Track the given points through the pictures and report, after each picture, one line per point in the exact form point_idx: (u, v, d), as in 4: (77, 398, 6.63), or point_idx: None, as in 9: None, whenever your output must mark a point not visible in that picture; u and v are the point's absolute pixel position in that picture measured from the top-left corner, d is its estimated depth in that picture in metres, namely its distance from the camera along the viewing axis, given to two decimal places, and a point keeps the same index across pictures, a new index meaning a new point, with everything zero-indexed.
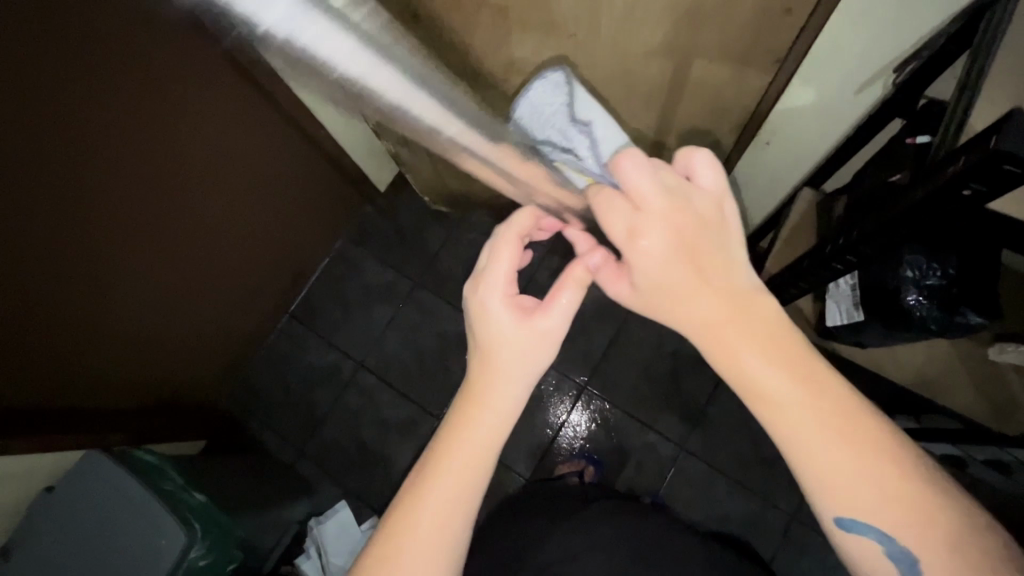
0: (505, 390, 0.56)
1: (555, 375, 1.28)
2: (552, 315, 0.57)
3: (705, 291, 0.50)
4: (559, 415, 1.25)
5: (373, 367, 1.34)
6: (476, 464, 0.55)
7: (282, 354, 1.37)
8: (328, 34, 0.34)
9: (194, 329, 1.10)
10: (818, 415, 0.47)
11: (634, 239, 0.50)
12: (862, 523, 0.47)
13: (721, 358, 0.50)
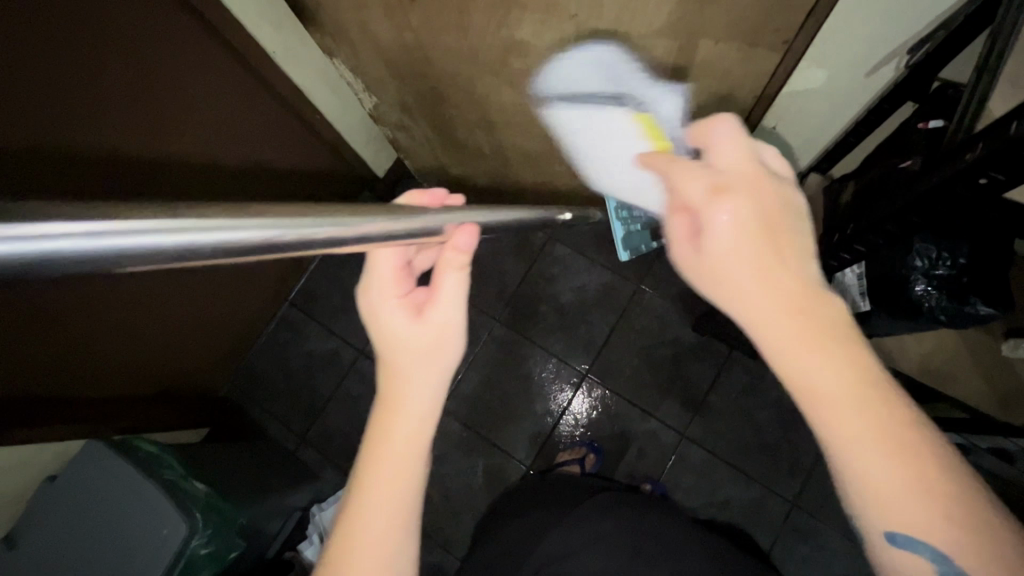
0: (420, 392, 0.55)
1: (556, 363, 1.27)
2: (442, 306, 0.56)
3: (776, 263, 0.46)
4: (560, 403, 1.25)
5: (374, 355, 1.34)
6: (401, 465, 0.54)
7: (282, 342, 1.36)
8: (171, 237, 0.28)
9: (202, 318, 1.11)
10: (871, 425, 0.41)
11: (710, 200, 0.47)
12: (917, 544, 0.40)
13: (775, 349, 0.45)
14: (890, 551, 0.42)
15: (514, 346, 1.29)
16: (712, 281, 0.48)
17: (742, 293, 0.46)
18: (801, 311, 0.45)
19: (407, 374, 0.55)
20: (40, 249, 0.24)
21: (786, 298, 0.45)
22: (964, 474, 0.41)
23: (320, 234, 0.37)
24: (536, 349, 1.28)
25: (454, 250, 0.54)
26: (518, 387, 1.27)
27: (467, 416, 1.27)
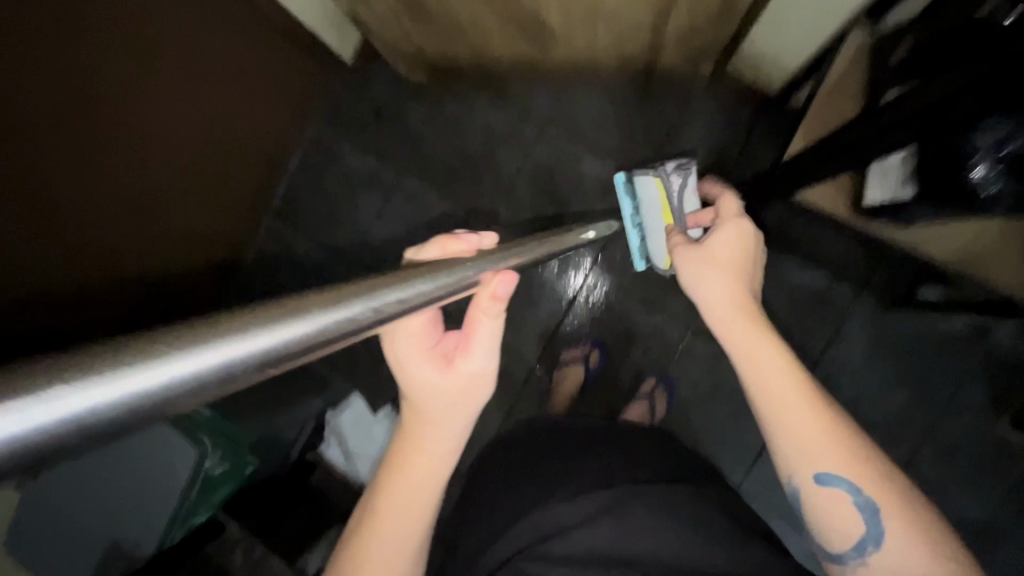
0: (443, 434, 0.71)
1: (557, 265, 1.20)
2: (475, 358, 0.70)
3: (735, 278, 0.71)
4: (563, 302, 1.21)
5: (367, 264, 1.28)
6: (426, 485, 0.71)
7: (272, 258, 1.31)
8: (257, 345, 0.26)
9: (193, 245, 1.05)
10: (802, 387, 0.63)
11: (722, 225, 0.76)
12: (840, 482, 0.60)
13: (726, 323, 0.69)
14: (820, 494, 0.61)
15: (512, 251, 1.22)
16: (692, 274, 0.73)
17: (710, 287, 0.71)
18: (751, 315, 0.68)
19: (435, 420, 0.70)
20: (122, 394, 0.21)
21: (742, 300, 0.70)
22: (864, 442, 0.62)
23: (391, 309, 0.36)
24: (535, 252, 1.21)
25: (494, 296, 0.67)
26: (519, 292, 1.22)
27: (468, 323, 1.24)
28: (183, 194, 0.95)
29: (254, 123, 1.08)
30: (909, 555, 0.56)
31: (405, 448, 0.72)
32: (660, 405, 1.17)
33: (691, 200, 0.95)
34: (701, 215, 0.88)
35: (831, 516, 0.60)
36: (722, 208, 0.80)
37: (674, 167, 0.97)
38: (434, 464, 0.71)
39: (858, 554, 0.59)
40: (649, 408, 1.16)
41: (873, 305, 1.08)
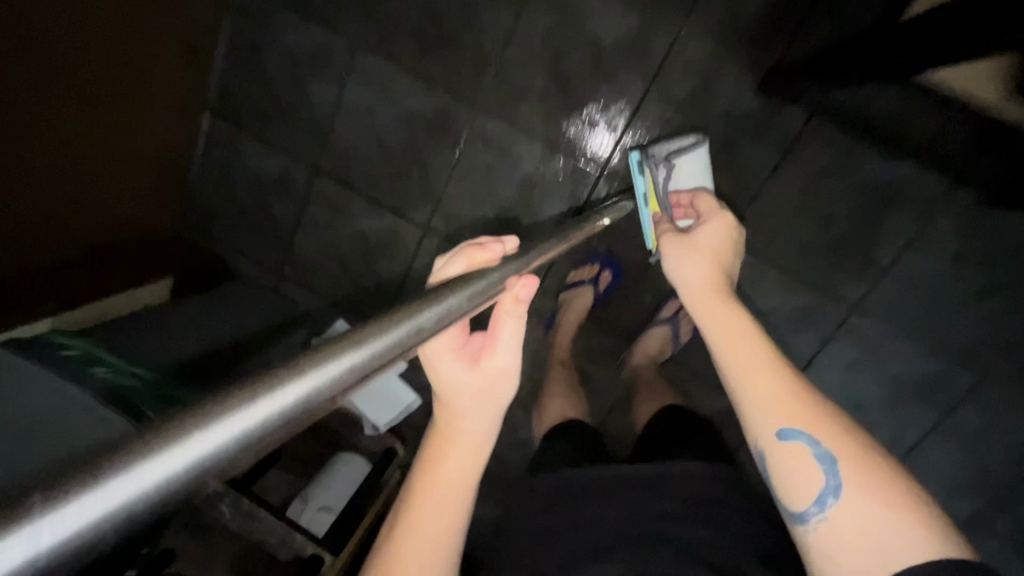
0: (476, 426, 0.61)
1: (566, 162, 0.96)
2: (499, 355, 0.60)
3: (704, 261, 0.73)
4: (572, 210, 0.99)
5: (331, 171, 1.05)
6: (464, 480, 0.61)
7: (222, 165, 1.10)
8: (159, 474, 0.21)
9: (114, 169, 0.88)
10: (778, 383, 0.59)
11: (709, 220, 0.78)
12: (798, 435, 0.56)
13: (701, 309, 0.69)
14: (780, 450, 0.56)
15: (507, 146, 0.97)
16: (674, 248, 0.76)
17: (689, 272, 0.73)
18: (722, 292, 0.69)
19: (469, 416, 0.61)
20: (97, 510, 0.20)
21: (735, 325, 0.65)
22: (820, 407, 0.58)
23: (400, 349, 0.34)
24: (536, 146, 0.96)
25: (515, 298, 0.57)
26: (518, 198, 0.99)
27: (459, 235, 1.04)
28: (91, 135, 0.79)
29: (168, 25, 0.86)
30: (886, 531, 0.50)
31: (439, 439, 0.62)
32: (687, 325, 0.97)
33: (694, 176, 0.88)
34: (681, 195, 0.86)
35: (793, 473, 0.55)
36: (695, 201, 0.83)
37: (671, 152, 0.89)
38: (475, 451, 0.62)
39: (819, 508, 0.53)
40: (675, 331, 0.97)
41: (968, 203, 0.85)
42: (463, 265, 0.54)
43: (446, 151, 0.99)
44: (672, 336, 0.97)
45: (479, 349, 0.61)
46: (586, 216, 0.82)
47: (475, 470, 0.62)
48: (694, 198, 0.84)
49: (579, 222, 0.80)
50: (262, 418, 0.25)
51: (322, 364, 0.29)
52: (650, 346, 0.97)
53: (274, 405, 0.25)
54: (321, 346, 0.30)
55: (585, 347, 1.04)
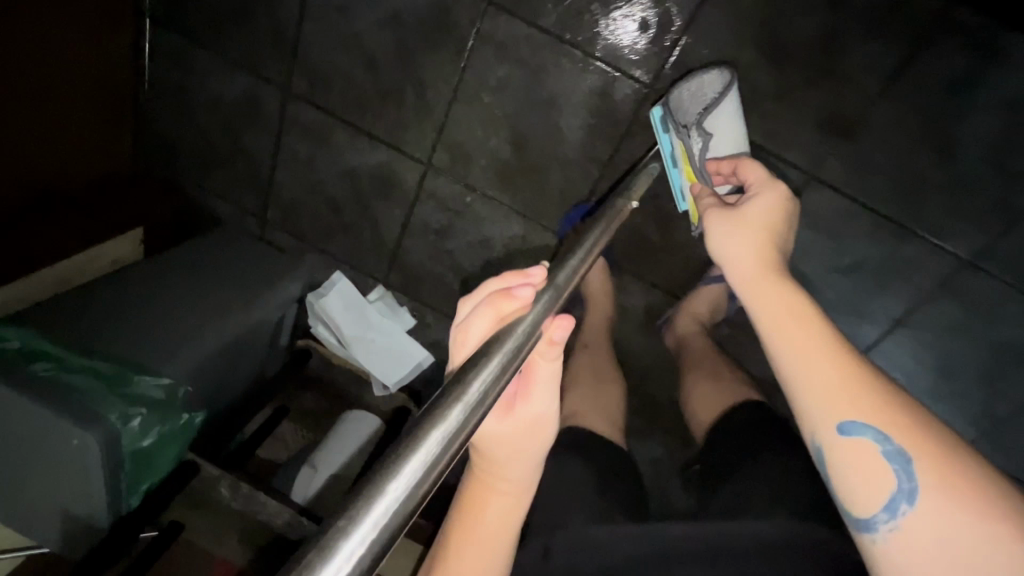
0: (517, 472, 0.51)
1: (602, 75, 0.73)
2: (538, 400, 0.48)
3: (754, 241, 0.55)
4: (609, 139, 0.77)
5: (306, 93, 0.84)
6: (502, 535, 0.51)
7: (176, 87, 0.90)
8: None
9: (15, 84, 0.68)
10: (834, 362, 0.46)
11: (759, 189, 0.59)
12: (863, 429, 0.43)
13: (750, 293, 0.52)
14: (838, 446, 0.44)
15: (525, 53, 0.74)
16: (720, 231, 0.57)
17: (732, 246, 0.55)
18: (778, 277, 0.52)
19: (508, 463, 0.50)
20: None
21: (791, 307, 0.49)
22: (891, 392, 0.45)
23: (468, 424, 0.34)
24: (562, 53, 0.73)
25: (548, 342, 0.47)
26: (540, 124, 0.78)
27: (466, 172, 0.84)
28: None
29: None
30: (981, 552, 0.38)
31: (476, 484, 0.52)
32: None
33: (727, 133, 0.69)
34: (719, 164, 0.67)
35: (856, 474, 0.44)
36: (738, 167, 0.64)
37: (702, 110, 0.69)
38: (513, 499, 0.52)
39: (889, 516, 0.41)
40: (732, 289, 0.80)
41: None
42: (489, 320, 0.42)
43: (446, 63, 0.77)
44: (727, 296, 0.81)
45: (510, 395, 0.49)
46: (614, 203, 0.63)
47: (518, 518, 0.52)
48: (736, 164, 0.64)
49: (611, 208, 0.62)
50: (356, 553, 0.26)
51: (398, 473, 0.30)
52: (699, 308, 0.82)
53: (360, 537, 0.27)
54: (393, 455, 0.30)
55: (620, 303, 0.88)
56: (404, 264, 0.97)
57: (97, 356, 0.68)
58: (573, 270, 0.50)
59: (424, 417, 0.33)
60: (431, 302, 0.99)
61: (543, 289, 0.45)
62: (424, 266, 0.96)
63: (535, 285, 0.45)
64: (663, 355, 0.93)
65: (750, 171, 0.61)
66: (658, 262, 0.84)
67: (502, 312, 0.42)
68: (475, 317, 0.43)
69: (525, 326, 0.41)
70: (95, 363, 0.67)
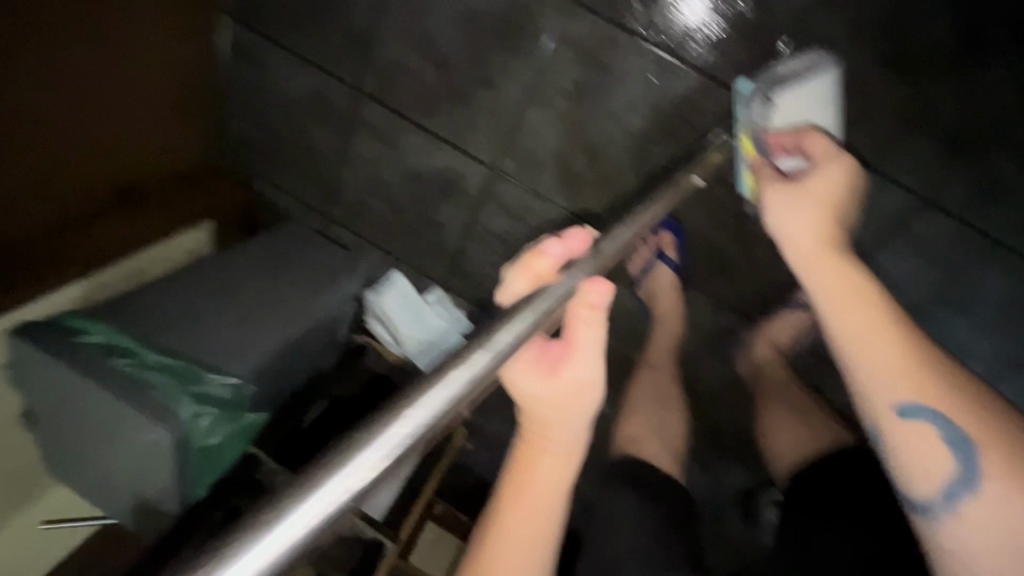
0: (562, 432, 0.48)
1: (689, 82, 0.68)
2: (583, 360, 0.46)
3: (813, 216, 0.53)
4: (693, 149, 0.72)
5: (376, 94, 0.83)
6: (551, 500, 0.48)
7: (248, 85, 0.90)
8: None
9: (99, 81, 0.71)
10: (892, 347, 0.47)
11: (824, 161, 0.57)
12: (924, 413, 0.45)
13: (807, 271, 0.52)
14: (897, 429, 0.46)
15: (605, 57, 0.70)
16: (780, 204, 0.55)
17: (796, 223, 0.53)
18: (841, 254, 0.52)
19: (554, 422, 0.48)
20: None
21: (853, 286, 0.50)
22: (946, 371, 0.47)
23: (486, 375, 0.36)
24: (647, 57, 0.68)
25: (589, 308, 0.45)
26: (616, 131, 0.74)
27: (534, 179, 0.81)
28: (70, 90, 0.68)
29: None
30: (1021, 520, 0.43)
31: (522, 447, 0.50)
32: None
33: (804, 108, 0.62)
34: (780, 136, 0.61)
35: (917, 455, 0.46)
36: (803, 142, 0.60)
37: (777, 78, 0.62)
38: (562, 462, 0.49)
39: (949, 495, 0.45)
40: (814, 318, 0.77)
41: None
42: (525, 281, 0.45)
43: (521, 65, 0.73)
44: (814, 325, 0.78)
45: (554, 355, 0.47)
46: (674, 177, 0.63)
47: (566, 483, 0.49)
48: (799, 138, 0.60)
49: (672, 184, 0.61)
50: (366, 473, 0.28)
51: (429, 396, 0.32)
52: (779, 336, 0.79)
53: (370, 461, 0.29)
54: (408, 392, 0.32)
55: (688, 322, 0.83)
56: (464, 268, 0.95)
57: (173, 352, 0.71)
58: (618, 236, 0.50)
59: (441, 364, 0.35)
60: (489, 307, 0.98)
61: (583, 251, 0.47)
62: (484, 271, 0.94)
63: (574, 245, 0.47)
64: (731, 378, 0.87)
65: (813, 137, 0.59)
66: (734, 282, 0.78)
67: (537, 272, 0.45)
68: (511, 281, 0.46)
69: (559, 286, 0.43)
70: (168, 358, 0.69)
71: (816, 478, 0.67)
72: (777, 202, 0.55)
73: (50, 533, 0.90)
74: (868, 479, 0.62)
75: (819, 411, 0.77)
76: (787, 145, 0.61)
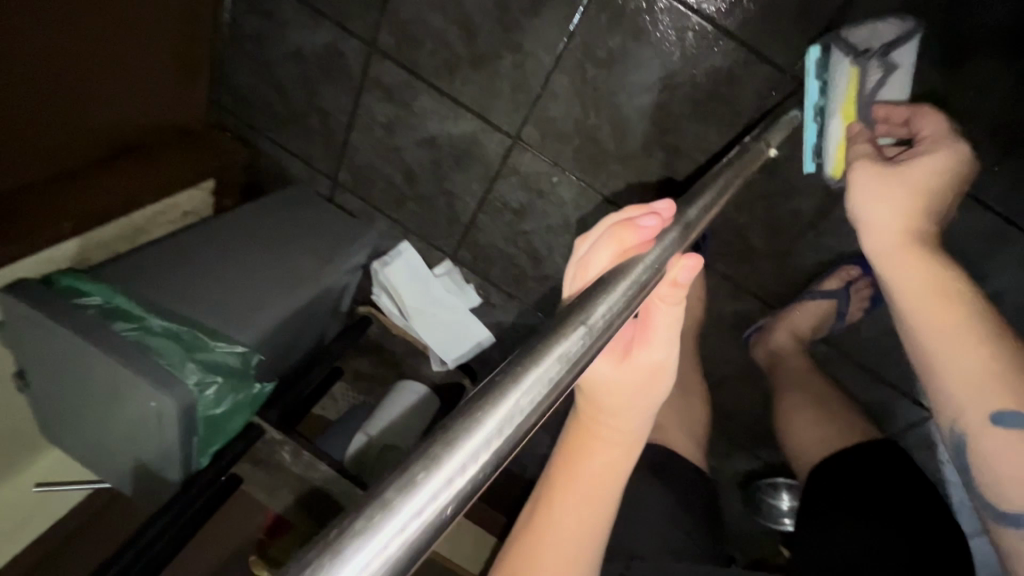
0: (628, 422, 0.48)
1: (730, 56, 0.65)
2: (657, 347, 0.44)
3: (903, 208, 0.51)
4: (727, 128, 0.69)
5: (393, 52, 0.78)
6: (609, 484, 0.49)
7: (253, 36, 0.84)
8: None
9: (98, 24, 0.66)
10: (981, 349, 0.45)
11: (931, 144, 0.53)
12: (1023, 421, 0.43)
13: (893, 269, 0.50)
14: (988, 435, 0.44)
15: (643, 25, 0.66)
16: (867, 194, 0.53)
17: (884, 215, 0.51)
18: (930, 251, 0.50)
19: (620, 412, 0.47)
20: None
21: (944, 289, 0.48)
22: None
23: (583, 358, 0.31)
24: (688, 26, 0.64)
25: (670, 285, 0.42)
26: (648, 106, 0.71)
27: (557, 152, 0.78)
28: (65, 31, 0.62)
29: None
30: None
31: (582, 432, 0.49)
32: (856, 303, 0.77)
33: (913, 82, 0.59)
34: (889, 109, 0.57)
35: (1009, 464, 0.44)
36: (912, 120, 0.56)
37: (889, 41, 0.59)
38: (625, 448, 0.49)
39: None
40: (838, 308, 0.77)
41: None
42: (612, 253, 0.40)
43: (551, 29, 0.69)
44: (834, 313, 0.78)
45: (627, 340, 0.45)
46: (750, 145, 0.57)
47: (624, 469, 0.50)
48: (910, 116, 0.56)
49: (751, 153, 0.55)
50: (461, 474, 0.24)
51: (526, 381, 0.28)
52: (800, 323, 0.79)
53: (468, 455, 0.24)
54: (500, 376, 0.28)
55: (705, 307, 0.82)
56: (477, 242, 0.92)
57: (178, 316, 0.68)
58: (705, 208, 0.47)
59: (533, 344, 0.30)
60: (500, 283, 0.95)
61: (670, 222, 0.43)
62: (497, 246, 0.91)
63: (660, 216, 0.43)
64: (743, 364, 0.87)
65: (918, 121, 0.55)
66: (756, 267, 0.77)
67: (626, 244, 0.40)
68: (594, 254, 0.41)
69: (651, 257, 0.38)
70: (171, 323, 0.66)
71: (836, 474, 0.66)
72: (865, 183, 0.53)
73: (42, 495, 0.88)
74: (890, 484, 0.62)
75: (834, 401, 0.76)
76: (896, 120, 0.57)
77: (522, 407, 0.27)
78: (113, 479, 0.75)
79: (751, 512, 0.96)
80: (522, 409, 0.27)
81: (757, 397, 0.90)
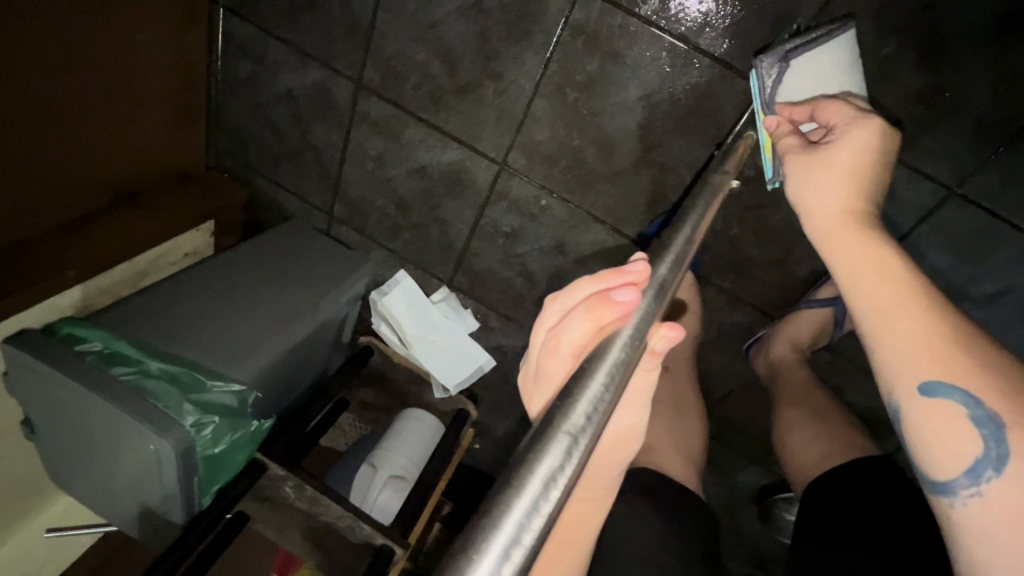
0: (601, 477, 0.51)
1: (706, 72, 0.66)
2: (629, 413, 0.47)
3: (833, 183, 0.52)
4: (709, 143, 0.70)
5: (379, 87, 0.80)
6: (580, 539, 0.52)
7: (246, 80, 0.87)
8: None
9: (93, 80, 0.68)
10: (912, 318, 0.44)
11: (845, 128, 0.53)
12: (949, 392, 0.42)
13: (830, 244, 0.51)
14: (918, 405, 0.43)
15: (619, 48, 0.67)
16: (793, 176, 0.54)
17: (815, 193, 0.53)
18: (861, 223, 0.50)
19: (595, 468, 0.50)
20: None
21: (875, 260, 0.48)
22: (984, 346, 0.43)
23: (574, 472, 0.27)
24: (663, 45, 0.65)
25: (649, 353, 0.42)
26: (629, 125, 0.71)
27: (545, 174, 0.79)
28: (64, 95, 0.65)
29: None
30: None
31: None
32: None
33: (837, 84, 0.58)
34: (792, 108, 0.58)
35: (939, 437, 0.43)
36: (818, 114, 0.56)
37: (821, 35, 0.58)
38: (591, 506, 0.52)
39: (971, 482, 0.41)
40: (836, 316, 0.76)
41: None
42: (586, 328, 0.38)
43: (530, 57, 0.70)
44: (831, 322, 0.77)
45: None
46: (708, 176, 0.56)
47: (600, 514, 0.53)
48: (816, 105, 0.57)
49: (709, 181, 0.55)
50: None
51: (506, 520, 0.24)
52: (798, 333, 0.78)
53: None
54: (483, 515, 0.24)
55: (702, 320, 0.81)
56: (470, 267, 0.93)
57: (178, 359, 0.69)
58: (678, 259, 0.43)
59: (514, 466, 0.26)
60: (497, 306, 0.95)
61: (646, 287, 0.39)
62: (492, 270, 0.91)
63: (637, 284, 0.39)
64: (747, 377, 0.85)
65: (835, 104, 0.55)
66: (751, 278, 0.76)
67: (602, 320, 0.37)
68: (568, 323, 0.39)
69: (631, 332, 0.35)
70: (167, 366, 0.67)
71: (840, 488, 0.64)
72: (792, 171, 0.54)
73: (54, 540, 0.89)
74: (891, 497, 0.60)
75: (837, 413, 0.75)
76: (801, 118, 0.58)
77: (510, 552, 0.23)
78: (120, 522, 0.76)
79: (766, 527, 0.94)
80: (513, 556, 0.23)
81: (764, 409, 0.88)
